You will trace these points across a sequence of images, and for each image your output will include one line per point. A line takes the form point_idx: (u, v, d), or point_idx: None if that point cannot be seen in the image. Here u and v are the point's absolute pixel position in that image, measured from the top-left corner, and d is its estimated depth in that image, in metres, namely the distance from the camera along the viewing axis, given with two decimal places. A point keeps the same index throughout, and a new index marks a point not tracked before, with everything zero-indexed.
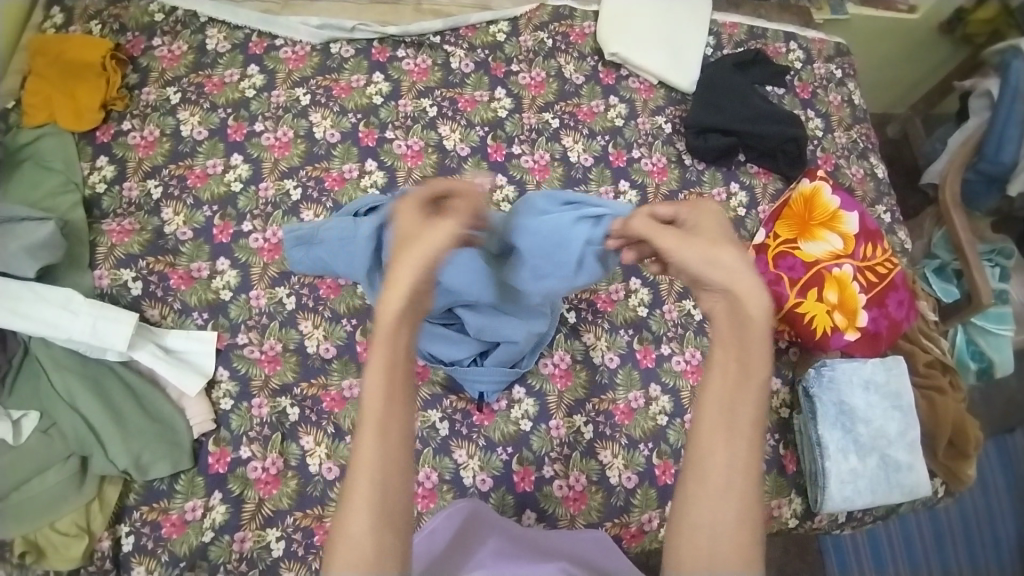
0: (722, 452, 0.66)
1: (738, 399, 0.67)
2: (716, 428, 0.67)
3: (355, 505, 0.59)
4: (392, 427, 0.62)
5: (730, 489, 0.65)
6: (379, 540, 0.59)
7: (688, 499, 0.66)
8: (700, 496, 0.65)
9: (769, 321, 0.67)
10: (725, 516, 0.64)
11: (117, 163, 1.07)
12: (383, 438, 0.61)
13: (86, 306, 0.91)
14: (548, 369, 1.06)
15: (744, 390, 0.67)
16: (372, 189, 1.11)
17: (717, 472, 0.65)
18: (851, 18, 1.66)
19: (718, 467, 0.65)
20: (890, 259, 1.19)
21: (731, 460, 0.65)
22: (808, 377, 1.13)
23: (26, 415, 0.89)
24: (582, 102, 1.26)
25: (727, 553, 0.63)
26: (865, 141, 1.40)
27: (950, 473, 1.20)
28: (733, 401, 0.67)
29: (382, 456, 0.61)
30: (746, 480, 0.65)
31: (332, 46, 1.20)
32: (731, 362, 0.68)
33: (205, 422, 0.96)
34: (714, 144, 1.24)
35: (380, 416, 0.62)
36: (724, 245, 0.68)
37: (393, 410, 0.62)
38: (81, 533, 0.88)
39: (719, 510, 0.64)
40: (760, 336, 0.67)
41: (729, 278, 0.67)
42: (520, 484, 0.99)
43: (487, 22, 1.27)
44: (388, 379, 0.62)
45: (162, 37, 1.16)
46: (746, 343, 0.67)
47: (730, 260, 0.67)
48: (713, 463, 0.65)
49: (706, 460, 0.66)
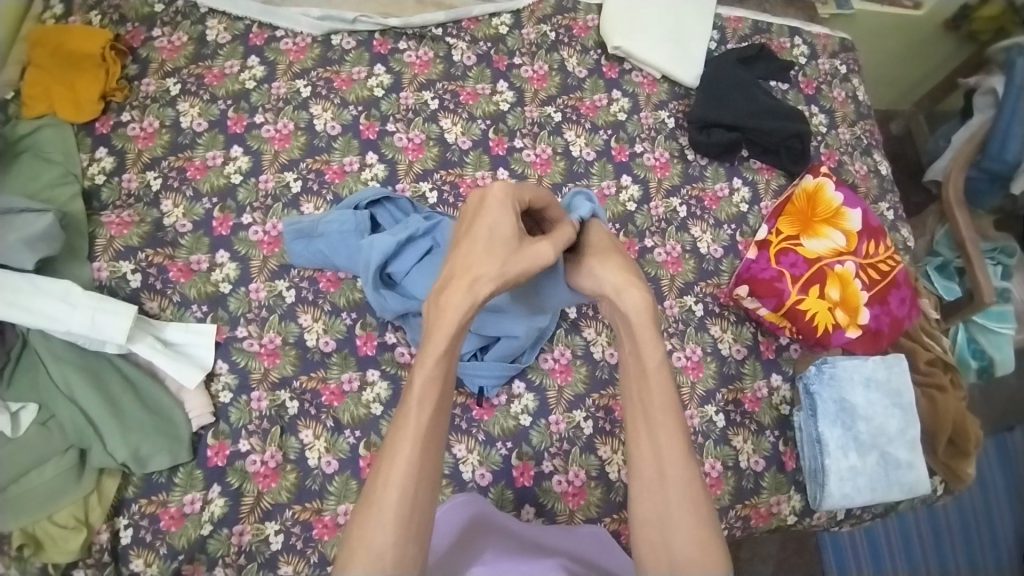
0: (649, 445, 0.69)
1: (646, 391, 0.72)
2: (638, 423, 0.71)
3: (387, 506, 0.59)
4: (432, 441, 0.64)
5: (663, 478, 0.68)
6: (401, 552, 0.58)
7: (632, 502, 0.69)
8: (643, 493, 0.68)
9: (650, 310, 0.75)
10: (669, 504, 0.66)
11: (117, 155, 1.07)
12: (423, 437, 0.63)
13: (85, 298, 0.90)
14: (548, 364, 1.06)
15: (648, 382, 0.72)
16: (373, 182, 1.11)
17: (647, 464, 0.69)
18: (856, 13, 1.65)
19: (648, 459, 0.69)
20: (893, 256, 1.19)
21: (657, 449, 0.69)
22: (809, 374, 1.12)
23: (25, 407, 0.89)
24: (585, 96, 1.25)
25: (684, 543, 0.65)
26: (869, 137, 1.40)
27: (951, 472, 1.19)
28: (644, 394, 0.72)
29: (420, 459, 0.62)
30: (678, 462, 0.68)
31: (333, 37, 1.19)
32: (630, 361, 0.75)
33: (204, 415, 0.95)
34: (717, 139, 1.23)
35: (420, 416, 0.63)
36: (597, 257, 0.80)
37: (435, 412, 0.65)
38: (79, 525, 0.87)
39: (661, 501, 0.67)
40: (646, 326, 0.74)
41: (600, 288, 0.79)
42: (519, 479, 0.99)
43: (489, 14, 1.26)
44: (433, 376, 0.65)
45: (162, 28, 1.15)
46: (641, 338, 0.74)
47: (601, 270, 0.79)
48: (643, 457, 0.69)
49: (637, 457, 0.70)
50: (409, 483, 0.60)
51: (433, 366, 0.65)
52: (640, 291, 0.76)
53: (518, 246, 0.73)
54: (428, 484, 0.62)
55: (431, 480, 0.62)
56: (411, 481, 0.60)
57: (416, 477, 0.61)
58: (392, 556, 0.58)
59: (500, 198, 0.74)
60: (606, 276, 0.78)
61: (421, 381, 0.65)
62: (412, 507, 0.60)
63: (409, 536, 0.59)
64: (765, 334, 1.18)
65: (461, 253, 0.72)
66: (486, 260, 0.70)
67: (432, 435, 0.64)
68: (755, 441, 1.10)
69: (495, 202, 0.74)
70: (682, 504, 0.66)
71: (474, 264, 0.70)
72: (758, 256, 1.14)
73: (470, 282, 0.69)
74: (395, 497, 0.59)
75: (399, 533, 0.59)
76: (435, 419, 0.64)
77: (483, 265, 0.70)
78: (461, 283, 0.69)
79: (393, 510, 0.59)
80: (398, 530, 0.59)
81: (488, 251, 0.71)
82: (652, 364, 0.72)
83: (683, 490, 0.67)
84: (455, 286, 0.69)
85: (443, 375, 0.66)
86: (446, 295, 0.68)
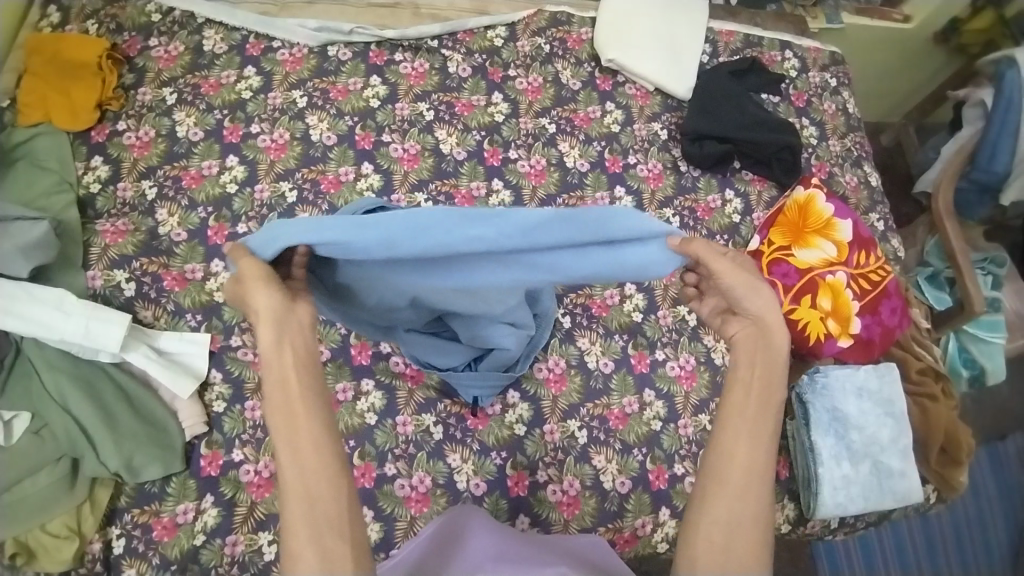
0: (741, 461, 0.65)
1: (763, 414, 0.67)
2: (739, 439, 0.66)
3: (288, 511, 0.58)
4: (302, 434, 0.59)
5: (748, 492, 0.65)
6: (320, 547, 0.57)
7: (708, 499, 0.65)
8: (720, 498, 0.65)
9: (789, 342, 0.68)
10: (746, 511, 0.64)
11: (112, 163, 1.07)
12: (294, 440, 0.59)
13: (79, 307, 0.90)
14: (543, 374, 1.06)
15: (767, 406, 0.67)
16: (368, 192, 1.11)
17: (738, 474, 0.65)
18: (846, 28, 1.68)
19: (737, 472, 0.65)
20: (883, 267, 1.20)
21: (752, 462, 0.65)
22: (802, 383, 1.13)
23: (18, 416, 0.89)
24: (579, 108, 1.26)
25: (742, 552, 0.63)
26: (859, 149, 1.42)
27: (943, 480, 1.20)
28: (757, 414, 0.67)
29: (297, 456, 0.58)
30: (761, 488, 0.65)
31: (329, 48, 1.20)
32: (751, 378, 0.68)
33: (197, 425, 0.95)
34: (710, 150, 1.24)
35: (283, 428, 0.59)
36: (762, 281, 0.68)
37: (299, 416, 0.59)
38: (71, 534, 0.87)
39: (739, 509, 0.64)
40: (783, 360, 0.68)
41: (763, 309, 0.68)
42: (514, 488, 0.99)
43: (484, 26, 1.28)
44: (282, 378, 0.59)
45: (159, 37, 1.16)
46: (774, 370, 0.68)
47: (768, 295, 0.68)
48: (734, 469, 0.65)
49: (724, 462, 0.66)
50: (299, 482, 0.58)
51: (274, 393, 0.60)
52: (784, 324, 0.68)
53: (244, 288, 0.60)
54: (327, 472, 0.59)
55: (324, 479, 0.58)
56: (300, 488, 0.58)
57: (306, 471, 0.58)
58: (312, 563, 0.56)
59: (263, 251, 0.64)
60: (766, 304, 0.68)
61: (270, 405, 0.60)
62: (309, 503, 0.58)
63: (319, 537, 0.57)
64: None
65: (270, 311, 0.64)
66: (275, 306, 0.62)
67: (297, 429, 0.59)
68: None
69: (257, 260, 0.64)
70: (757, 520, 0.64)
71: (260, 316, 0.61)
72: None
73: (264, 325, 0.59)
74: (294, 501, 0.58)
75: (309, 530, 0.57)
76: (295, 411, 0.59)
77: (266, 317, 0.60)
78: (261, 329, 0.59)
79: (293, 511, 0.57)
80: (305, 527, 0.57)
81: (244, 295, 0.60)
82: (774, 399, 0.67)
83: (760, 510, 0.64)
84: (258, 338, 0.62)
85: (282, 383, 0.59)
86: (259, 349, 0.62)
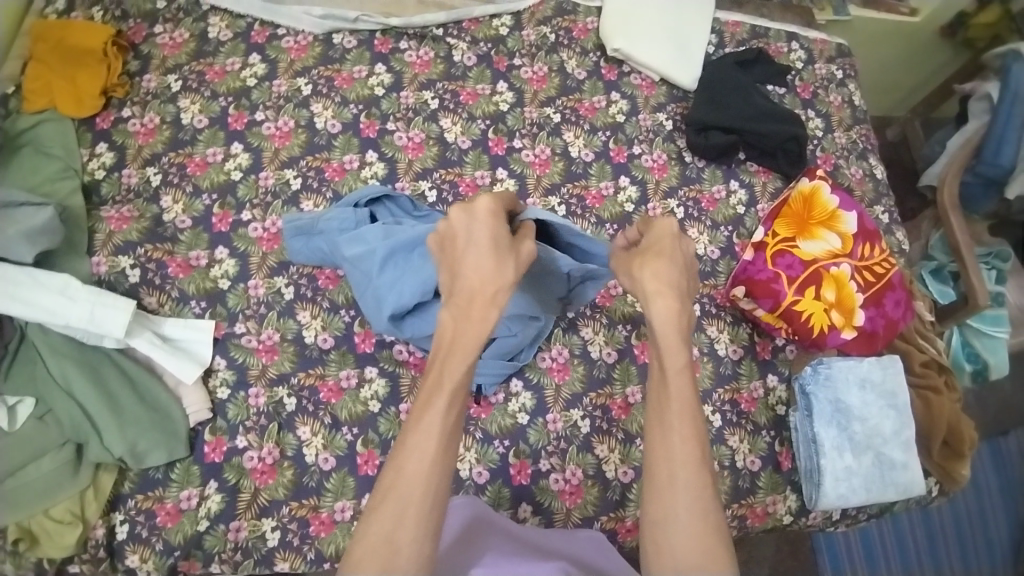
0: (663, 447, 0.73)
1: (668, 394, 0.76)
2: (657, 431, 0.75)
3: (409, 498, 0.64)
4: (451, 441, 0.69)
5: (679, 480, 0.70)
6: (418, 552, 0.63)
7: (644, 502, 0.72)
8: (656, 494, 0.71)
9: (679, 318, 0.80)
10: (684, 503, 0.69)
11: (117, 150, 1.07)
12: (446, 435, 0.69)
13: (84, 292, 0.90)
14: (546, 363, 1.06)
15: (671, 383, 0.77)
16: (372, 180, 1.11)
17: (661, 464, 0.72)
18: (853, 20, 1.67)
19: (662, 459, 0.73)
20: (888, 259, 1.20)
21: (675, 453, 0.72)
22: (805, 374, 1.13)
23: (21, 401, 0.89)
24: (584, 98, 1.26)
25: (691, 544, 0.67)
26: (865, 141, 1.41)
27: (944, 473, 1.20)
28: (664, 395, 0.77)
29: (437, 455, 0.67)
30: (692, 470, 0.71)
31: (334, 36, 1.20)
32: (655, 364, 0.80)
33: (201, 411, 0.95)
34: (715, 141, 1.23)
35: (441, 417, 0.69)
36: (642, 260, 0.83)
37: (449, 414, 0.70)
38: (74, 520, 0.87)
39: (673, 506, 0.69)
40: (675, 330, 0.79)
41: (638, 289, 0.82)
42: (516, 477, 1.00)
43: (489, 15, 1.27)
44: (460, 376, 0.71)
45: (164, 25, 1.16)
46: (669, 344, 0.79)
47: (642, 274, 0.81)
48: (658, 462, 0.73)
49: (654, 458, 0.73)
50: (428, 477, 0.66)
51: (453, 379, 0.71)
52: (672, 299, 0.80)
53: (518, 248, 0.79)
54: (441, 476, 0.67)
55: (444, 489, 0.67)
56: (428, 477, 0.66)
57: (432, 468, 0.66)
58: (404, 552, 0.62)
59: (490, 202, 0.79)
60: (647, 277, 0.81)
61: (451, 380, 0.71)
62: (431, 506, 0.65)
63: (422, 537, 0.63)
64: (761, 335, 1.19)
65: (471, 263, 0.76)
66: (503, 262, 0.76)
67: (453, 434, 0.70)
68: (751, 441, 1.11)
69: (484, 210, 0.78)
70: (693, 505, 0.69)
71: (482, 280, 0.75)
72: (754, 257, 1.15)
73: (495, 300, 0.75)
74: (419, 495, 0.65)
75: (416, 530, 0.63)
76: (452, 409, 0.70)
77: (501, 274, 0.75)
78: (485, 298, 0.75)
79: (413, 498, 0.65)
80: (418, 526, 0.63)
81: (497, 254, 0.76)
82: (675, 368, 0.77)
83: (693, 496, 0.70)
84: (478, 297, 0.75)
85: (465, 378, 0.72)
86: (474, 306, 0.75)
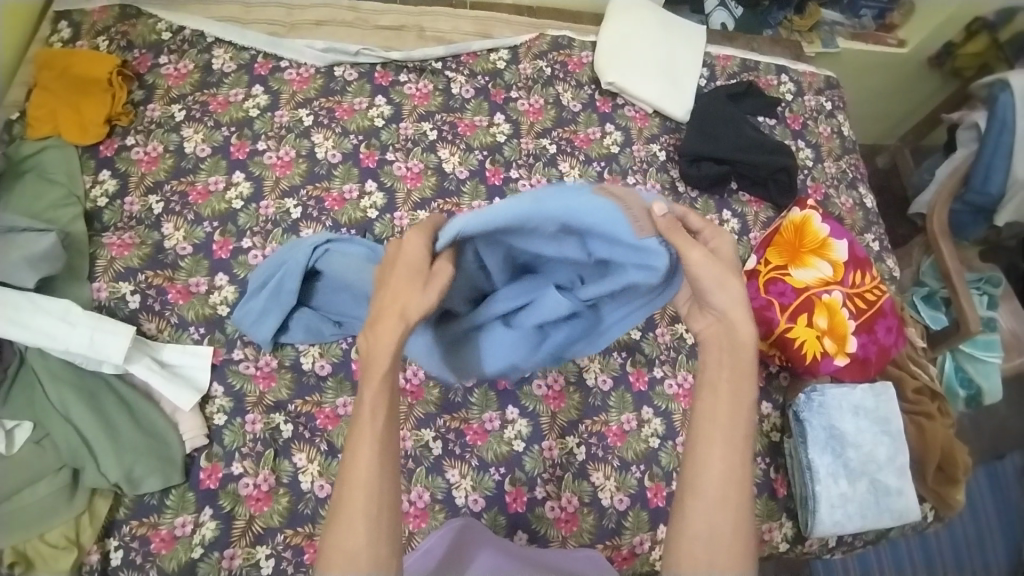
0: (717, 453, 0.68)
1: (735, 409, 0.68)
2: (713, 444, 0.68)
3: (354, 504, 0.62)
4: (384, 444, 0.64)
5: (723, 497, 0.66)
6: (373, 545, 0.61)
7: (687, 505, 0.67)
8: (702, 501, 0.67)
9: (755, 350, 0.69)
10: (722, 520, 0.66)
11: (120, 178, 1.09)
12: (382, 446, 0.64)
13: (85, 319, 0.92)
14: (542, 391, 1.07)
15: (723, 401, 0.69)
16: (372, 210, 1.13)
17: (710, 482, 0.67)
18: (841, 52, 1.72)
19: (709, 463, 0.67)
20: (879, 287, 1.22)
21: (724, 467, 0.67)
22: (799, 402, 1.14)
23: (20, 425, 0.90)
24: (579, 129, 1.29)
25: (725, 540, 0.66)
26: (854, 171, 1.44)
27: (940, 499, 1.20)
28: (728, 416, 0.68)
29: (380, 464, 0.63)
30: (738, 489, 0.67)
31: (336, 69, 1.23)
32: (722, 376, 0.69)
33: (197, 437, 0.96)
34: (707, 172, 1.27)
35: (373, 424, 0.63)
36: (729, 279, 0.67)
37: (382, 419, 0.64)
38: (69, 545, 0.87)
39: (714, 519, 0.66)
40: (744, 351, 0.69)
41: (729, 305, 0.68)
42: (512, 505, 0.99)
43: (487, 49, 1.31)
44: (381, 398, 0.63)
45: (169, 55, 1.19)
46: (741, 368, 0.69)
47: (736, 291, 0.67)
48: (707, 457, 0.68)
49: (702, 473, 0.68)
50: (373, 480, 0.62)
51: (378, 393, 0.63)
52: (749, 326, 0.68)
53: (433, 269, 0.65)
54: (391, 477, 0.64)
55: (391, 493, 0.63)
56: (375, 489, 0.62)
57: (380, 470, 0.63)
58: (361, 556, 0.61)
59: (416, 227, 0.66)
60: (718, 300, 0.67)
61: (372, 397, 0.63)
62: (377, 508, 0.62)
63: (373, 531, 0.62)
64: (755, 362, 1.21)
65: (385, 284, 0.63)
66: (403, 284, 0.63)
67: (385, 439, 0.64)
68: None
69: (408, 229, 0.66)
70: (731, 515, 0.66)
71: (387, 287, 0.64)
72: (747, 286, 1.18)
73: (403, 314, 0.62)
74: (361, 500, 0.62)
75: (369, 528, 0.61)
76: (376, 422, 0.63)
77: (408, 295, 0.62)
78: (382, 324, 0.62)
79: (360, 506, 0.62)
80: (367, 527, 0.61)
81: (407, 278, 0.63)
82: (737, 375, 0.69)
83: (732, 501, 0.66)
84: (387, 318, 0.62)
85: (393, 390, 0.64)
86: (382, 323, 0.62)
